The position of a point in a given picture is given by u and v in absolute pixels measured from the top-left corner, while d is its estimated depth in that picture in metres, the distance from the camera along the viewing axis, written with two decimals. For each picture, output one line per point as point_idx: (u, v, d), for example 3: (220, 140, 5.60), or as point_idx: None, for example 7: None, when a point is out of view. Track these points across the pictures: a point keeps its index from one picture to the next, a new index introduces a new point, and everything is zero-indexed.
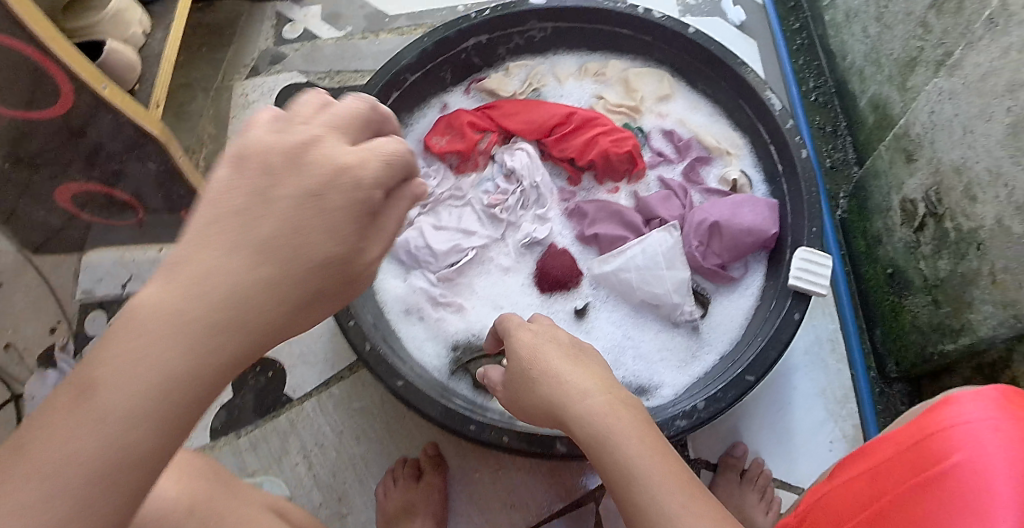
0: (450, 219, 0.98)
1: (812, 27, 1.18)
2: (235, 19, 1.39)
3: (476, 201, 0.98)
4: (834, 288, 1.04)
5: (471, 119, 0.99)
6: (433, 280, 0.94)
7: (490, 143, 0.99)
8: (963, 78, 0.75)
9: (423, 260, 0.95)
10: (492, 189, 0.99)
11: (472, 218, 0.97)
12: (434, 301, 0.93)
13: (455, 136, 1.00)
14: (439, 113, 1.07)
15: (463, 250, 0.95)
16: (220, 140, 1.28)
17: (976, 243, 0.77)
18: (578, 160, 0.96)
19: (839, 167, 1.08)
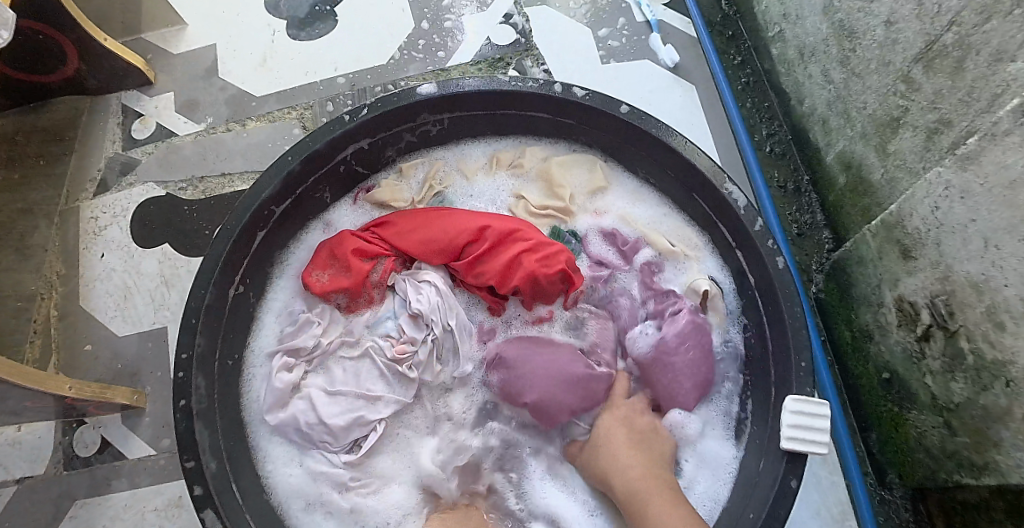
0: (346, 379, 0.78)
1: (755, 60, 1.04)
2: (76, 117, 1.14)
3: (377, 352, 0.78)
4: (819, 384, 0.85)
5: (357, 245, 0.80)
6: (336, 465, 0.75)
7: (383, 273, 0.80)
8: (980, 176, 0.58)
9: (319, 440, 0.76)
10: (395, 331, 0.79)
11: (374, 375, 0.78)
12: (342, 492, 0.75)
13: (339, 269, 0.80)
14: (323, 234, 0.88)
15: (368, 424, 0.76)
16: (72, 279, 1.04)
17: (1004, 377, 0.61)
18: (499, 289, 0.77)
19: (807, 233, 0.93)
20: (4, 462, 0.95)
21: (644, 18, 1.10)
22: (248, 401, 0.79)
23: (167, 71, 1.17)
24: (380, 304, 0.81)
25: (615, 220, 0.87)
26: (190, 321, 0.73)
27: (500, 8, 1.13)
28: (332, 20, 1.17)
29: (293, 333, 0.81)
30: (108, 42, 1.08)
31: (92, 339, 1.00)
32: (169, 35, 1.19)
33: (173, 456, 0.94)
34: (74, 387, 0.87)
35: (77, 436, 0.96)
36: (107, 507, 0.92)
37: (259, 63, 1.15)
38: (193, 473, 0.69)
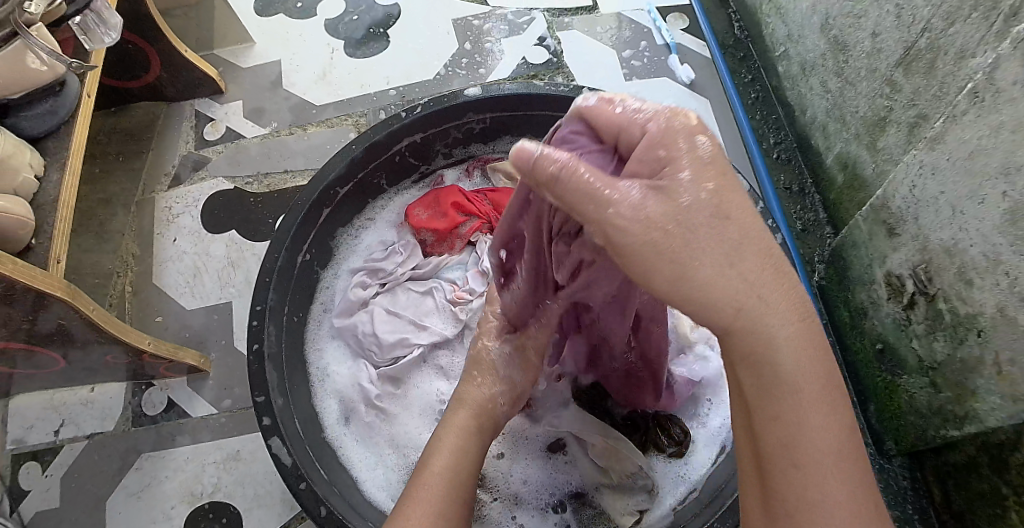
0: (406, 306, 0.95)
1: (765, 78, 1.16)
2: (152, 121, 1.28)
3: (439, 291, 0.96)
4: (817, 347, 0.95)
5: (457, 199, 0.99)
6: (373, 377, 0.91)
7: (470, 229, 0.99)
8: (947, 153, 0.69)
9: (368, 349, 0.92)
10: (460, 279, 0.98)
11: (429, 312, 0.95)
12: (369, 401, 0.90)
13: (438, 213, 1.00)
14: (431, 186, 1.06)
15: (409, 346, 0.92)
16: (146, 260, 1.16)
17: (976, 329, 0.70)
18: None
19: (810, 229, 1.03)
20: (77, 419, 1.04)
21: (663, 41, 1.24)
22: (320, 311, 0.96)
23: (236, 82, 1.32)
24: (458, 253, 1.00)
25: None
26: (264, 279, 0.85)
27: (536, 32, 1.28)
28: (385, 41, 1.31)
29: (380, 257, 0.99)
30: (188, 54, 1.22)
31: (163, 312, 1.11)
32: (238, 51, 1.35)
33: (233, 415, 1.05)
34: (153, 343, 0.98)
35: (145, 396, 1.06)
36: (170, 460, 1.02)
37: (318, 77, 1.30)
38: (263, 405, 0.79)
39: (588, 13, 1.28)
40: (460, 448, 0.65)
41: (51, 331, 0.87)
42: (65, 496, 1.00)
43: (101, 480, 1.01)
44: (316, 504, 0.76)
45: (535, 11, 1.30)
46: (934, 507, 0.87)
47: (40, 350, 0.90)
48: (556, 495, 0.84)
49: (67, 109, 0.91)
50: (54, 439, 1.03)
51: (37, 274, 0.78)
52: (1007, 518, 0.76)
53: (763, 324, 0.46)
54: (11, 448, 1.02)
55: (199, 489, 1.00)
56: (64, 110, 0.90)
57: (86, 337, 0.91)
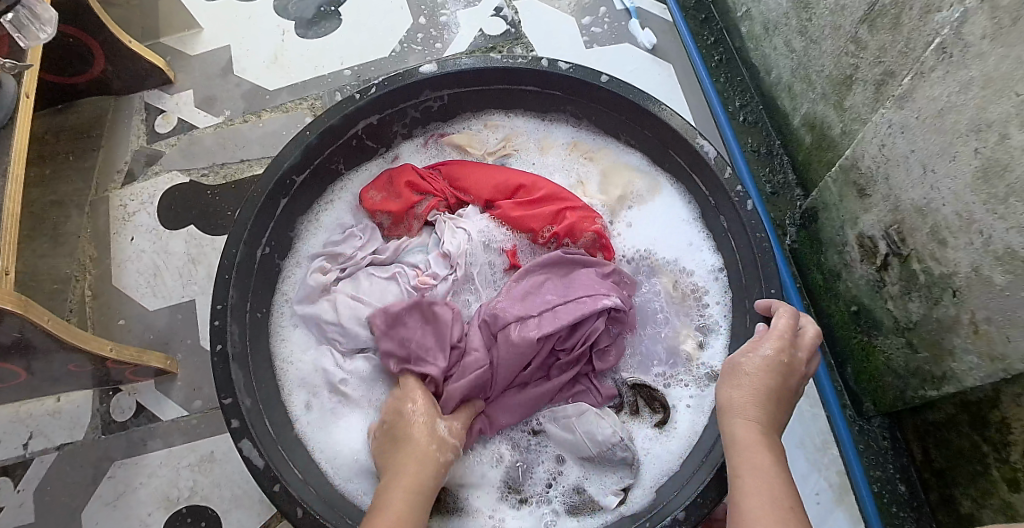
0: (370, 291, 0.88)
1: (727, 39, 1.14)
2: (101, 117, 1.23)
3: (403, 276, 0.88)
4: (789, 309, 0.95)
5: (411, 178, 0.93)
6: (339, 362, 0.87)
7: (428, 208, 0.92)
8: (916, 111, 0.66)
9: (332, 336, 0.87)
10: (422, 263, 0.90)
11: (393, 295, 0.88)
12: (332, 387, 0.86)
13: (393, 194, 0.93)
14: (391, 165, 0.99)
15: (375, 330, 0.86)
16: (104, 262, 1.12)
17: (951, 288, 0.69)
18: (541, 229, 0.88)
19: (780, 192, 1.01)
20: (45, 430, 1.01)
21: (623, 6, 1.20)
22: (281, 301, 0.91)
23: (185, 71, 1.26)
24: (418, 235, 0.92)
25: (648, 236, 0.92)
26: (224, 276, 0.82)
27: (491, 2, 1.23)
28: (335, 19, 1.26)
29: (338, 241, 0.93)
30: (132, 44, 1.16)
31: (124, 315, 1.08)
32: (185, 38, 1.29)
33: (204, 416, 1.02)
34: (114, 348, 0.95)
35: (113, 403, 1.03)
36: (144, 466, 0.99)
37: (269, 62, 1.24)
38: (230, 407, 0.77)
39: None
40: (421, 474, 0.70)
41: (7, 345, 0.83)
42: (38, 509, 0.97)
43: (74, 491, 0.98)
44: (293, 506, 0.74)
45: None
46: (915, 466, 0.87)
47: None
48: (537, 474, 0.81)
49: (4, 111, 0.86)
50: (23, 453, 1.00)
51: None
52: (989, 475, 0.76)
53: (746, 407, 0.63)
54: None
55: (175, 494, 0.98)
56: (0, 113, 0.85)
57: (45, 349, 0.87)
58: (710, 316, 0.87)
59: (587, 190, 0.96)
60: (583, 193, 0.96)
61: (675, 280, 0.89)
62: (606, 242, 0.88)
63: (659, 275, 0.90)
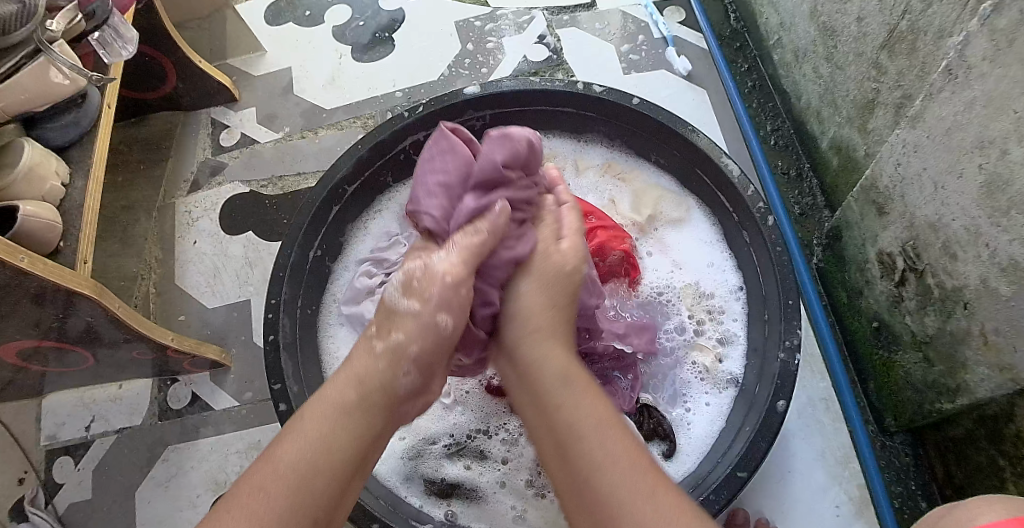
0: None
1: (762, 66, 1.19)
2: (172, 131, 1.34)
3: None
4: (814, 325, 0.98)
5: None
6: None
7: None
8: (927, 131, 0.70)
9: None
10: None
11: None
12: None
13: None
14: None
15: None
16: (169, 262, 1.21)
17: (962, 301, 0.72)
18: None
19: (808, 213, 1.05)
20: (107, 414, 1.10)
21: (661, 34, 1.26)
22: (330, 302, 0.99)
23: (250, 90, 1.37)
24: None
25: (676, 251, 0.97)
26: (279, 274, 0.89)
27: (535, 31, 1.31)
28: (390, 45, 1.36)
29: (385, 248, 1.00)
30: (201, 64, 1.27)
31: (185, 311, 1.17)
32: (252, 61, 1.40)
33: (253, 407, 1.09)
34: (174, 338, 1.03)
35: (170, 391, 1.11)
36: (195, 450, 1.07)
37: (328, 82, 1.34)
38: (279, 392, 0.83)
39: (588, 10, 1.31)
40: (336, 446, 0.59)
41: (82, 328, 0.92)
42: (98, 486, 1.06)
43: (131, 471, 1.06)
44: None
45: (535, 10, 1.34)
46: (937, 482, 0.89)
47: (70, 346, 0.96)
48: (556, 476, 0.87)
49: (89, 119, 0.97)
50: (86, 434, 1.09)
51: (65, 273, 0.83)
52: (1006, 490, 0.77)
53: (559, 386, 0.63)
54: (45, 444, 1.09)
55: (223, 478, 1.05)
56: (85, 121, 0.96)
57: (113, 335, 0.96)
58: (729, 326, 0.90)
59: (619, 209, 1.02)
60: (614, 211, 1.02)
61: (698, 295, 0.93)
62: (632, 262, 0.91)
63: (681, 289, 0.94)
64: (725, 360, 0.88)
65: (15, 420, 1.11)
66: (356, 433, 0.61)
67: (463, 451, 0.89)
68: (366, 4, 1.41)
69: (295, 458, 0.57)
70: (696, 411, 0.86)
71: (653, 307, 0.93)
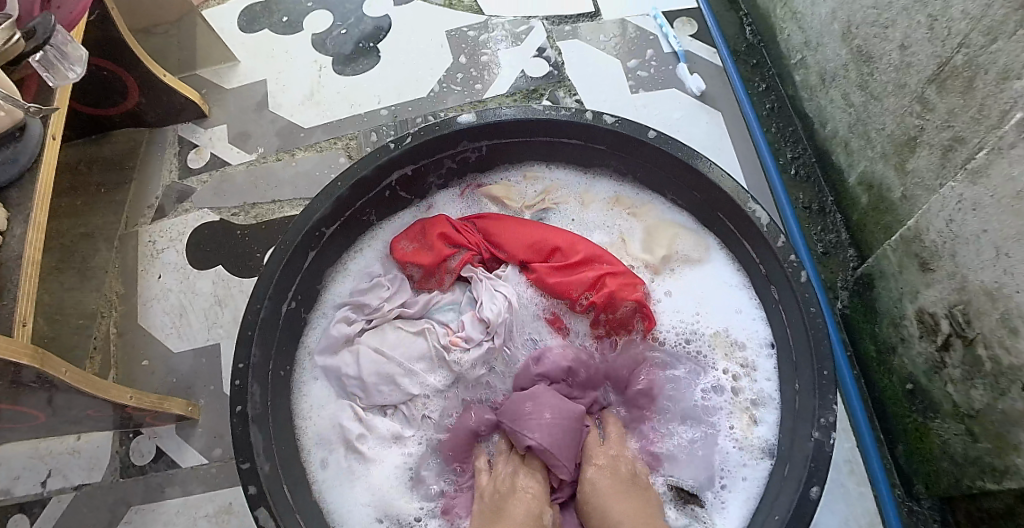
0: (396, 346, 0.86)
1: (780, 86, 1.10)
2: (135, 149, 1.23)
3: (433, 332, 0.86)
4: (839, 376, 0.90)
5: (444, 229, 0.90)
6: (358, 419, 0.84)
7: (460, 261, 0.89)
8: (990, 188, 0.62)
9: (353, 393, 0.85)
10: (455, 322, 0.88)
11: (419, 351, 0.85)
12: (350, 444, 0.83)
13: (425, 245, 0.91)
14: (422, 214, 0.97)
15: (399, 390, 0.84)
16: (131, 299, 1.11)
17: (1020, 381, 0.64)
18: (578, 300, 0.85)
19: (831, 252, 0.97)
20: (64, 469, 1.01)
21: (671, 49, 1.17)
22: (306, 354, 0.89)
23: (221, 105, 1.26)
24: (449, 290, 0.91)
25: (693, 294, 0.88)
26: (247, 332, 0.80)
27: (533, 43, 1.21)
28: (375, 56, 1.25)
29: (364, 290, 0.90)
30: (166, 78, 1.16)
31: (149, 355, 1.06)
32: (223, 72, 1.29)
33: (224, 465, 1.00)
34: (133, 397, 0.92)
35: (133, 445, 1.01)
36: (160, 513, 0.97)
37: (308, 96, 1.23)
38: (249, 472, 0.74)
39: (590, 21, 1.22)
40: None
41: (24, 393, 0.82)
42: None
43: None
44: None
45: (533, 20, 1.24)
46: None
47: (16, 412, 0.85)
48: None
49: (29, 154, 0.86)
50: (42, 491, 1.00)
51: (2, 342, 0.72)
52: None
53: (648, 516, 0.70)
54: None
55: None
56: (25, 156, 0.85)
57: (64, 399, 0.86)
58: (757, 383, 0.82)
59: (629, 248, 0.92)
60: (623, 251, 0.92)
61: (729, 345, 0.85)
62: (647, 311, 0.84)
63: (710, 338, 0.85)
64: (759, 424, 0.80)
65: None
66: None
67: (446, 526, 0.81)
68: (349, 10, 1.30)
69: None
70: (723, 479, 0.78)
71: (678, 364, 0.84)
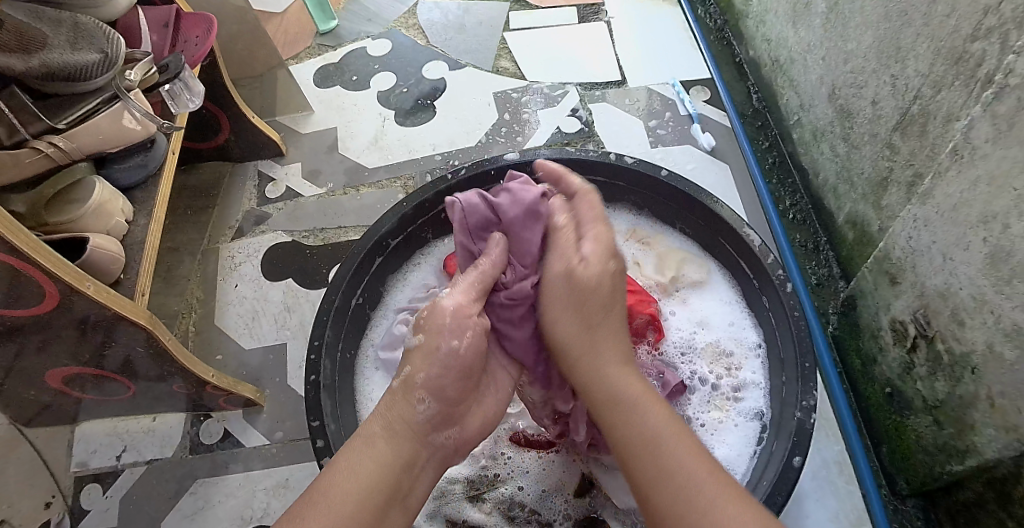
0: None
1: (781, 144, 1.28)
2: (219, 180, 1.43)
3: None
4: (827, 388, 1.02)
5: None
6: None
7: None
8: (936, 207, 0.77)
9: None
10: None
11: None
12: None
13: None
14: None
15: None
16: (209, 303, 1.27)
17: (970, 366, 0.77)
18: None
19: (824, 283, 1.11)
20: (138, 446, 1.14)
21: (687, 111, 1.36)
22: (368, 346, 1.04)
23: (297, 146, 1.46)
24: None
25: (698, 311, 1.03)
26: (323, 317, 0.96)
27: (568, 104, 1.42)
28: (432, 111, 1.46)
29: (422, 299, 1.07)
30: (254, 119, 1.37)
31: (222, 350, 1.22)
32: (299, 119, 1.50)
33: (282, 447, 1.13)
34: (215, 375, 1.07)
35: (203, 427, 1.15)
36: (223, 486, 1.10)
37: (372, 142, 1.44)
38: (317, 429, 0.88)
39: (618, 87, 1.43)
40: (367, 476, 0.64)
41: (130, 355, 0.98)
42: (123, 516, 1.08)
43: (157, 504, 1.09)
44: None
45: (569, 85, 1.45)
46: None
47: (110, 377, 1.03)
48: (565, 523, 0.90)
49: (156, 163, 1.05)
50: (115, 464, 1.13)
51: (124, 303, 0.90)
52: None
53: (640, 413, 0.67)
54: (73, 471, 1.12)
55: (249, 514, 1.07)
56: (153, 164, 1.05)
57: (161, 365, 1.02)
58: (745, 382, 0.95)
59: (643, 272, 1.08)
60: (639, 273, 1.08)
61: (718, 352, 0.98)
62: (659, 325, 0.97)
63: (704, 347, 0.99)
64: (743, 410, 0.94)
65: (47, 446, 1.14)
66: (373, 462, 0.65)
67: (484, 497, 0.92)
68: (411, 72, 1.52)
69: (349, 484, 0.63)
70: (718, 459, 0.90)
71: (676, 366, 0.98)
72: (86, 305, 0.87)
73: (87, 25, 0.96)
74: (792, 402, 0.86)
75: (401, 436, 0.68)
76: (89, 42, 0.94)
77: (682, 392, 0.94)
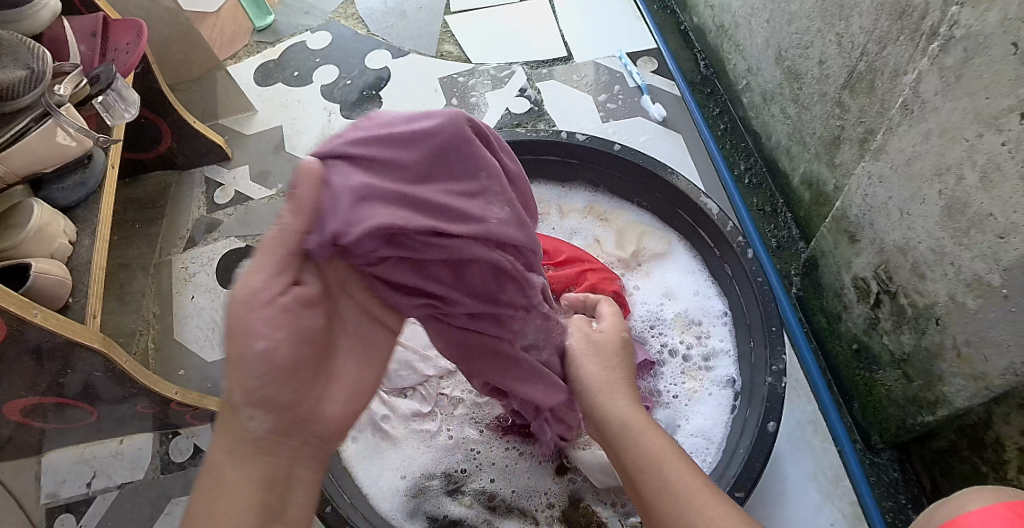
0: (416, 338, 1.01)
1: (732, 110, 1.28)
2: (165, 189, 1.37)
3: None
4: (795, 349, 1.02)
5: None
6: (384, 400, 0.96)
7: None
8: (890, 162, 0.77)
9: None
10: None
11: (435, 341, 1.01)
12: (376, 424, 0.95)
13: None
14: None
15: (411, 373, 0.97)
16: (166, 317, 1.23)
17: (934, 317, 0.77)
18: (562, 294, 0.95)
19: (784, 245, 1.11)
20: (107, 470, 1.10)
21: (636, 83, 1.35)
22: None
23: (242, 148, 1.41)
24: None
25: (662, 283, 1.02)
26: None
27: (516, 84, 1.39)
28: (378, 101, 1.42)
29: None
30: (195, 124, 1.32)
31: (185, 365, 1.18)
32: (242, 120, 1.45)
33: None
34: (178, 392, 1.04)
35: (172, 445, 1.12)
36: None
37: (319, 139, 1.39)
38: None
39: (565, 64, 1.40)
40: (229, 518, 0.53)
41: (89, 381, 0.94)
42: None
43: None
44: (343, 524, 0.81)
45: (515, 65, 1.42)
46: (926, 496, 0.91)
47: (71, 404, 0.98)
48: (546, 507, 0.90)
49: (95, 180, 1.01)
50: (87, 492, 1.08)
51: (76, 327, 0.86)
52: None
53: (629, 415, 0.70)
54: (44, 502, 1.08)
55: None
56: (92, 181, 1.01)
57: (123, 388, 0.98)
58: (715, 351, 0.95)
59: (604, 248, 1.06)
60: (600, 250, 1.06)
61: (686, 323, 0.98)
62: (623, 301, 0.96)
63: (672, 319, 0.98)
64: (714, 378, 0.93)
65: (14, 480, 1.09)
66: (235, 488, 0.54)
67: (465, 489, 0.91)
68: (353, 63, 1.48)
69: (214, 519, 0.53)
70: (694, 430, 0.90)
71: (644, 341, 0.97)
72: (36, 334, 0.83)
73: (9, 41, 0.88)
74: (761, 367, 0.86)
75: (248, 450, 0.55)
76: (13, 58, 0.87)
77: (652, 366, 0.93)
